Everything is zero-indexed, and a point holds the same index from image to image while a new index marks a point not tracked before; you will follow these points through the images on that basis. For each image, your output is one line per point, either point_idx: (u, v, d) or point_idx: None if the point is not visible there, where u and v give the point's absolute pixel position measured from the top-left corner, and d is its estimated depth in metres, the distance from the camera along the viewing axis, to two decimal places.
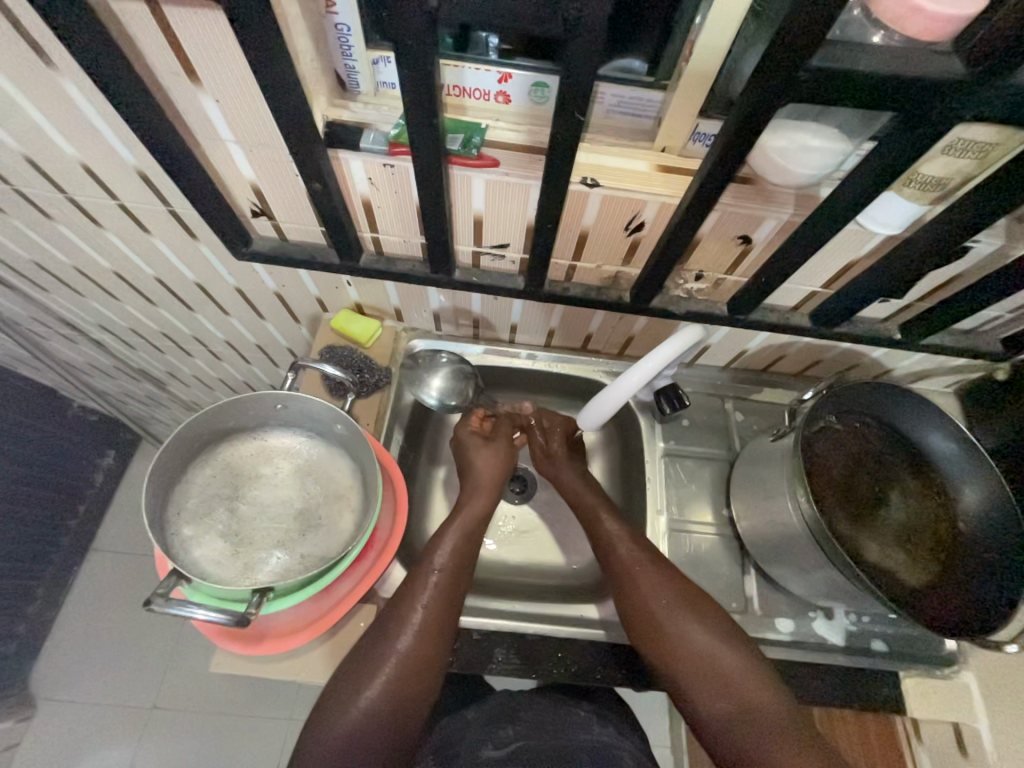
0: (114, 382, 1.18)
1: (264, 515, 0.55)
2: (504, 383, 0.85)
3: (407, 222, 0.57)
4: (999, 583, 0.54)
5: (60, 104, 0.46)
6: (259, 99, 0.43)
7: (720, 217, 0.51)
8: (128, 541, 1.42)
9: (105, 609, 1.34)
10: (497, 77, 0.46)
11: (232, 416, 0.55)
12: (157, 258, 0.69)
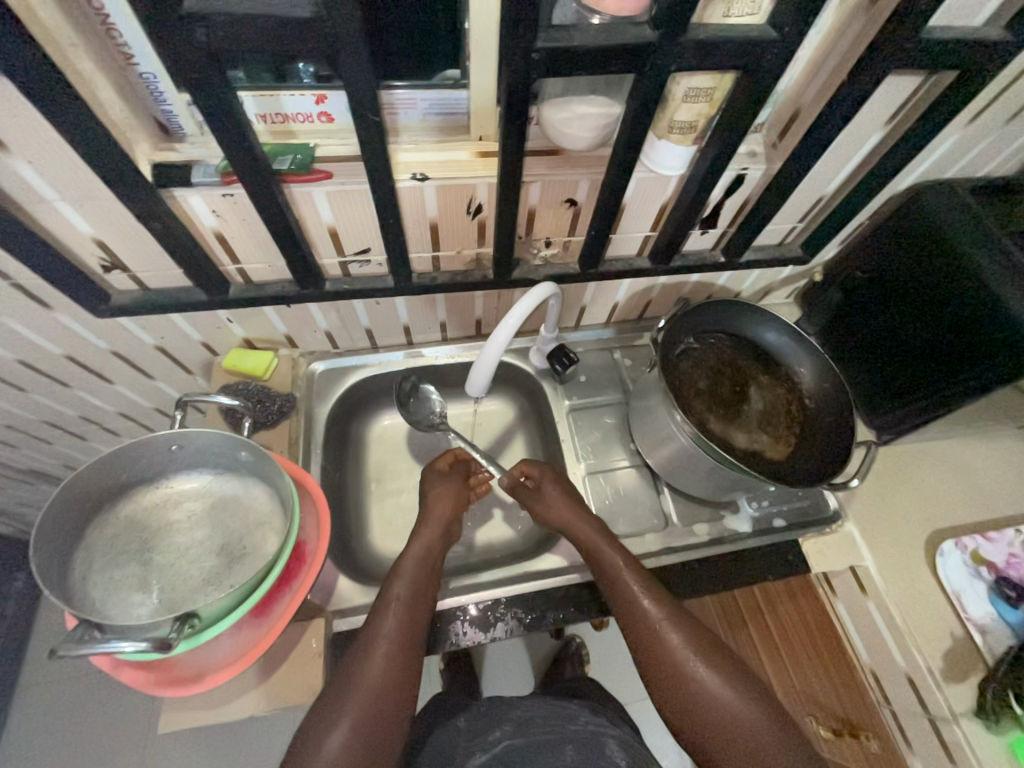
0: (4, 491, 1.08)
1: (181, 558, 0.55)
2: (413, 384, 0.88)
3: (267, 247, 0.60)
4: (842, 436, 0.65)
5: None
6: (75, 154, 0.45)
7: (542, 187, 0.59)
8: (60, 664, 1.27)
9: (45, 747, 1.19)
10: (313, 100, 0.50)
11: (123, 468, 0.54)
12: (12, 340, 0.66)
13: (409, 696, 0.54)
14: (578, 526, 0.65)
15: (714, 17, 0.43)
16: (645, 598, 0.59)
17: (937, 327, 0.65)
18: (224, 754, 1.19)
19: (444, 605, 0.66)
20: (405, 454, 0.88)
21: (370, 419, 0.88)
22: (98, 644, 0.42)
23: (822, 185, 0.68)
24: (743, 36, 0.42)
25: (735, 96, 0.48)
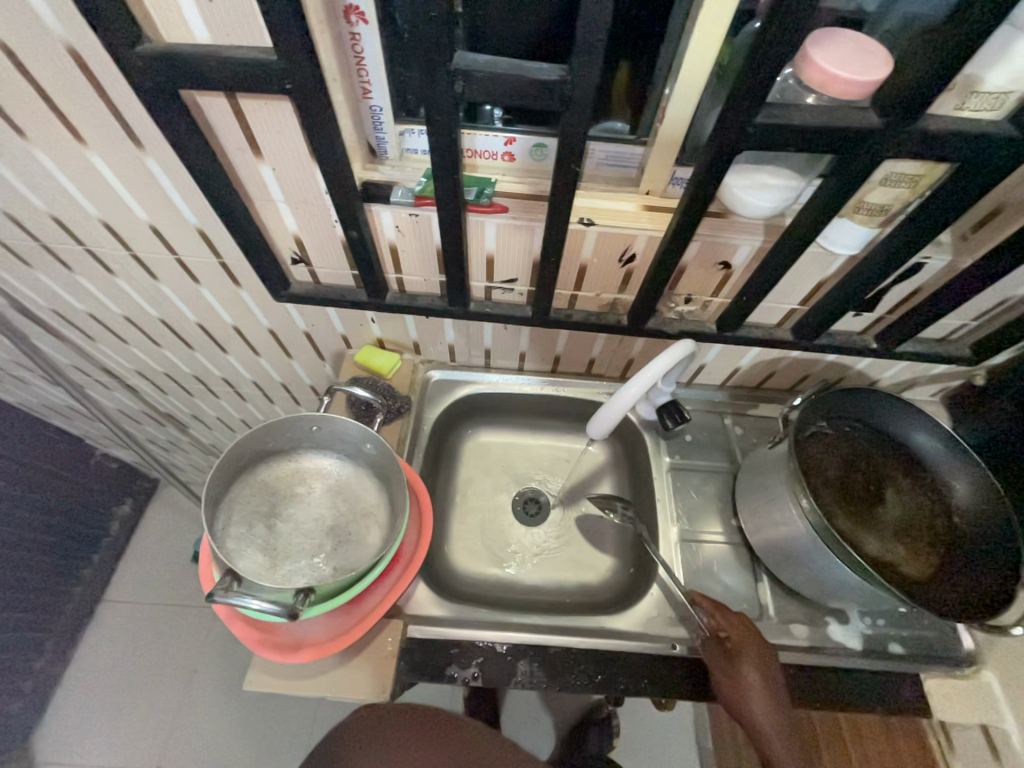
0: (142, 427, 1.24)
1: (299, 531, 0.59)
2: (514, 408, 0.90)
3: (429, 263, 0.65)
4: (1003, 572, 0.56)
5: (138, 174, 0.55)
6: (311, 166, 0.52)
7: (701, 246, 0.59)
8: (141, 589, 1.41)
9: (112, 663, 1.32)
10: (503, 140, 0.55)
11: (272, 438, 0.60)
12: (200, 304, 0.77)
13: None
14: (740, 673, 0.60)
15: (945, 108, 0.42)
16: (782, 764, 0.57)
17: None
18: (258, 718, 1.25)
19: (516, 640, 0.65)
20: (493, 475, 0.89)
21: (469, 433, 0.91)
22: (239, 596, 0.46)
23: (1013, 286, 0.61)
24: (977, 130, 0.40)
25: (948, 187, 0.46)
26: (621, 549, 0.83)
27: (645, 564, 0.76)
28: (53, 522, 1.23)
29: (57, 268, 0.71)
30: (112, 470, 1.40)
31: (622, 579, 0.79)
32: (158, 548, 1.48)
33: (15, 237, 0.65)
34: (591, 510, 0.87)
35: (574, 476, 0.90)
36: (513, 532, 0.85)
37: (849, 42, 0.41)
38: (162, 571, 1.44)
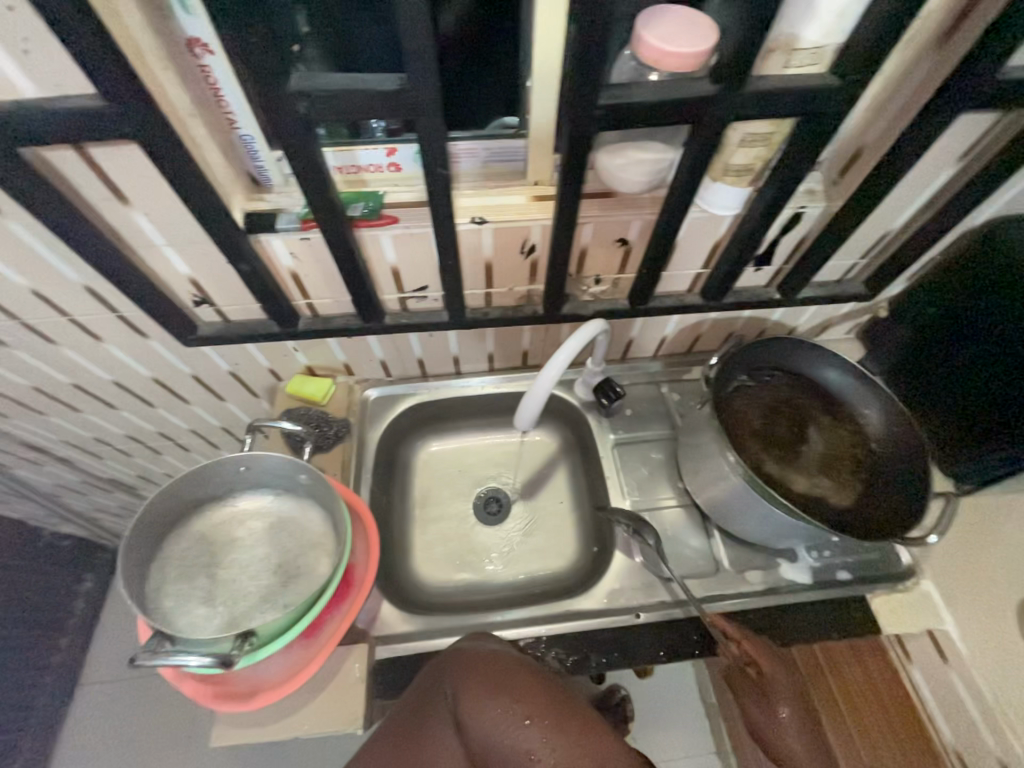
0: (86, 497, 1.18)
1: (241, 575, 0.58)
2: (459, 412, 0.91)
3: (334, 284, 0.65)
4: (915, 486, 0.60)
5: (4, 241, 0.53)
6: (184, 205, 0.51)
7: (595, 227, 0.61)
8: (117, 665, 1.34)
9: (98, 748, 1.25)
10: (386, 152, 0.54)
11: (199, 486, 0.59)
12: (111, 362, 0.74)
13: None
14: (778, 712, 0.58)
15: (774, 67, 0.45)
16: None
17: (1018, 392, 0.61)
18: None
19: None
20: (450, 482, 0.89)
21: (418, 445, 0.91)
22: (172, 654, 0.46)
23: (888, 219, 0.66)
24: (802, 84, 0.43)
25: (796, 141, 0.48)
26: (583, 531, 0.84)
27: (605, 540, 0.78)
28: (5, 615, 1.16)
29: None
30: (67, 547, 1.33)
31: (586, 559, 0.81)
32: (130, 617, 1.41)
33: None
34: (550, 498, 0.88)
35: (529, 466, 0.91)
36: (476, 534, 0.85)
37: (678, 17, 0.43)
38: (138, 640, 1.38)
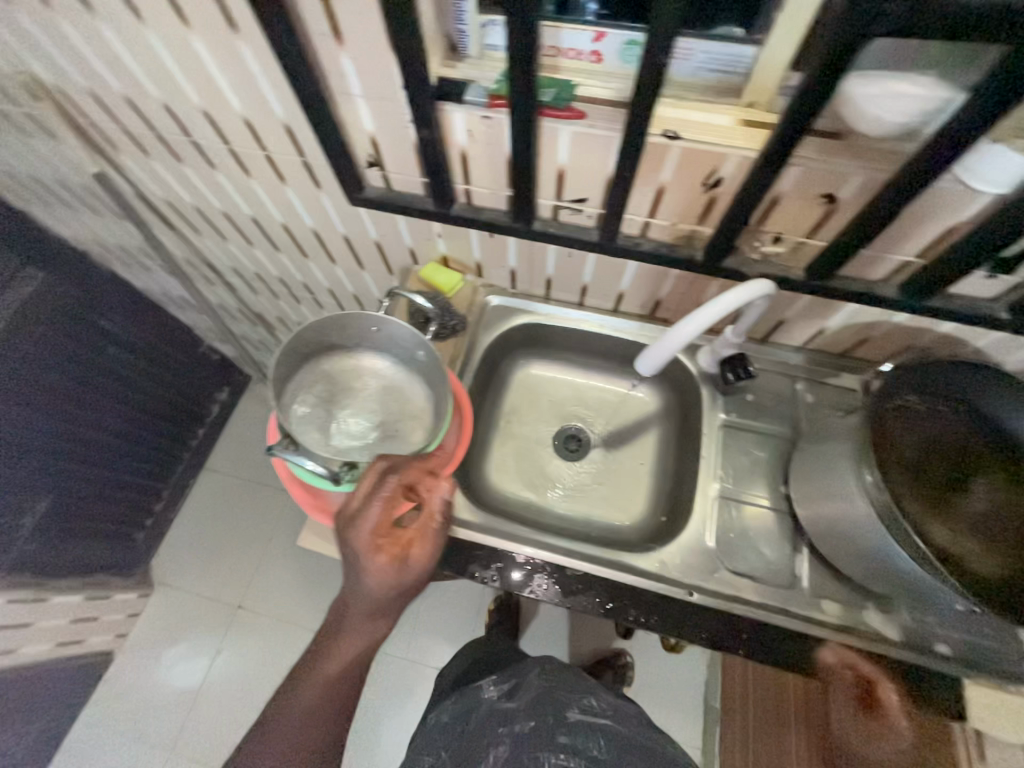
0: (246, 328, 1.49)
1: (354, 421, 0.65)
2: (511, 341, 0.89)
3: (498, 175, 0.63)
4: None
5: (274, 127, 0.65)
6: (389, 62, 0.52)
7: (802, 173, 0.51)
8: (200, 552, 1.68)
9: (206, 535, 1.71)
10: (591, 36, 0.51)
11: (334, 332, 0.66)
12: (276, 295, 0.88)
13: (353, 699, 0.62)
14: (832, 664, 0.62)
15: None
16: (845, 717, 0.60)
17: None
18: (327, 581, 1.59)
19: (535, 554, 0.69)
20: (541, 406, 0.91)
21: (515, 357, 0.92)
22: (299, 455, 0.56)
23: None
24: None
25: None
26: (655, 497, 0.83)
27: (677, 513, 0.76)
28: (200, 430, 1.73)
29: (136, 152, 0.79)
30: (218, 417, 1.79)
31: (652, 526, 0.80)
32: (193, 539, 1.70)
33: (66, 80, 0.67)
34: (629, 455, 0.87)
35: (620, 419, 0.90)
36: (552, 464, 0.87)
37: None
38: (214, 574, 1.65)
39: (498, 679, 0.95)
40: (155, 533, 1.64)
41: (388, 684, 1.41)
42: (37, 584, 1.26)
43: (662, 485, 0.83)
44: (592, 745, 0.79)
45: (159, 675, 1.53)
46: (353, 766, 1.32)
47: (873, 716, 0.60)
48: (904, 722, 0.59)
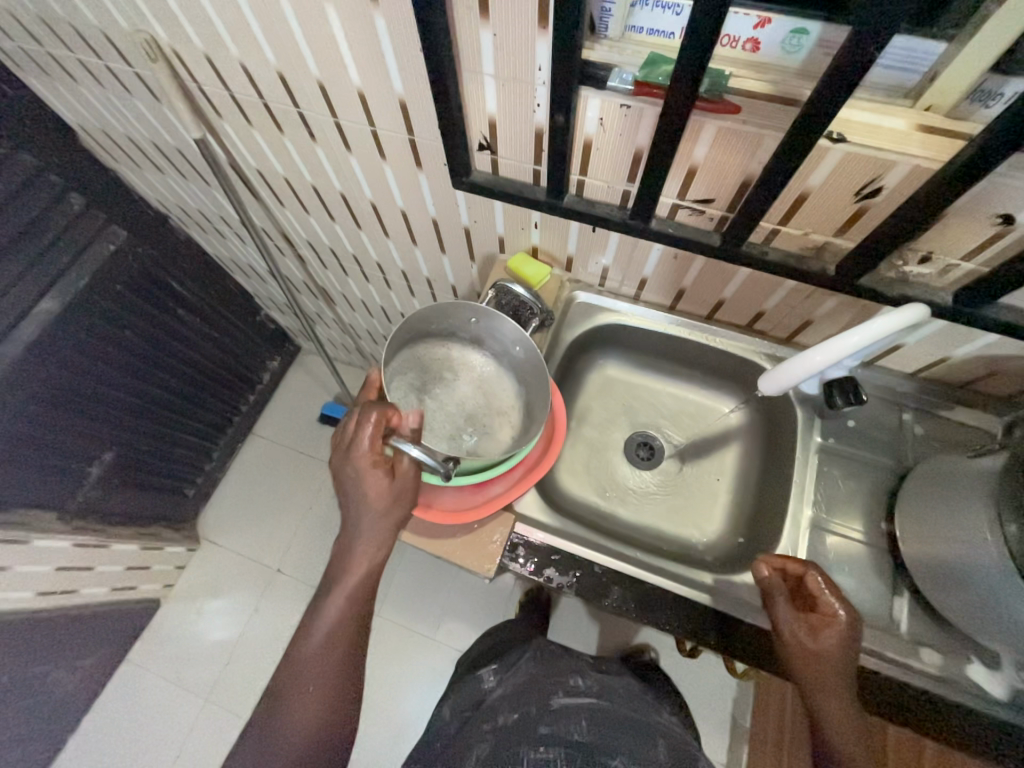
0: (306, 300, 1.50)
1: (446, 410, 0.68)
2: (592, 340, 0.86)
3: (621, 167, 0.59)
4: None
5: (387, 101, 0.63)
6: (535, 39, 0.49)
7: (984, 189, 0.46)
8: (244, 515, 1.74)
9: (250, 499, 1.76)
10: (754, 22, 0.43)
11: (439, 320, 0.69)
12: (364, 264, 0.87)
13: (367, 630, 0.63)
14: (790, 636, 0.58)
15: None
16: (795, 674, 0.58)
17: None
18: None
19: (613, 565, 0.67)
20: (616, 409, 0.88)
21: (593, 357, 0.89)
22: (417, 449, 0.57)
23: None
24: None
25: None
26: (732, 516, 0.79)
27: (760, 536, 0.73)
28: (250, 396, 1.77)
29: (239, 120, 0.79)
30: (267, 385, 1.82)
31: (728, 546, 0.77)
32: (238, 501, 1.75)
33: (186, 41, 0.66)
34: (706, 469, 0.84)
35: (699, 431, 0.86)
36: (625, 470, 0.85)
37: None
38: (256, 537, 1.71)
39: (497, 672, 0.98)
40: (203, 492, 1.70)
41: (414, 663, 1.44)
42: (100, 531, 1.32)
43: (742, 505, 0.79)
44: (576, 726, 0.80)
45: (198, 628, 1.60)
46: (380, 738, 1.36)
47: (813, 609, 0.58)
48: (837, 604, 0.57)
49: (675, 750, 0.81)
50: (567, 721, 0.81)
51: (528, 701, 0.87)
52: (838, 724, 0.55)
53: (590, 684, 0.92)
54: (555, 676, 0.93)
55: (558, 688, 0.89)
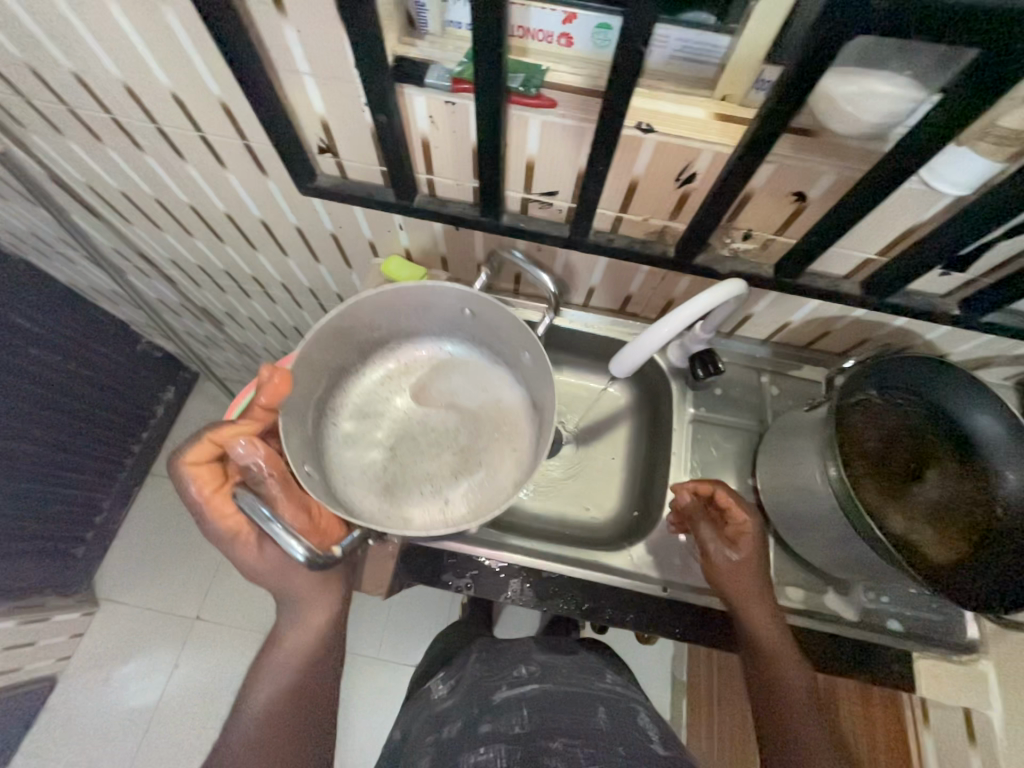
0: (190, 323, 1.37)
1: (440, 437, 0.71)
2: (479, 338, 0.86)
3: (464, 165, 0.59)
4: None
5: (207, 104, 0.58)
6: (339, 39, 0.47)
7: (775, 171, 0.51)
8: (149, 564, 1.57)
9: (154, 545, 1.60)
10: (562, 17, 0.45)
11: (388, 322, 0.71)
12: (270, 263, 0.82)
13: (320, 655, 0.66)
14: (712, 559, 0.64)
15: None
16: (730, 593, 0.63)
17: None
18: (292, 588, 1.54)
19: (510, 559, 0.68)
20: None
21: None
22: (278, 531, 0.54)
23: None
24: None
25: None
26: (627, 492, 0.83)
27: (649, 508, 0.77)
28: (144, 434, 1.59)
29: (47, 129, 0.69)
30: (163, 420, 1.64)
31: (624, 520, 0.80)
32: (141, 550, 1.59)
33: None
34: (601, 451, 0.87)
35: (592, 414, 0.89)
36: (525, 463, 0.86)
37: None
38: (165, 586, 1.55)
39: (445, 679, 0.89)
40: (97, 548, 1.51)
41: (359, 687, 1.38)
42: None
43: (635, 480, 0.83)
44: (516, 718, 0.72)
45: (108, 698, 1.43)
46: None
47: (728, 522, 0.65)
48: (743, 514, 0.63)
49: (616, 712, 0.75)
50: (508, 714, 0.73)
51: (462, 713, 0.78)
52: (762, 622, 0.61)
53: (533, 670, 0.82)
54: (498, 672, 0.84)
55: (501, 682, 0.81)
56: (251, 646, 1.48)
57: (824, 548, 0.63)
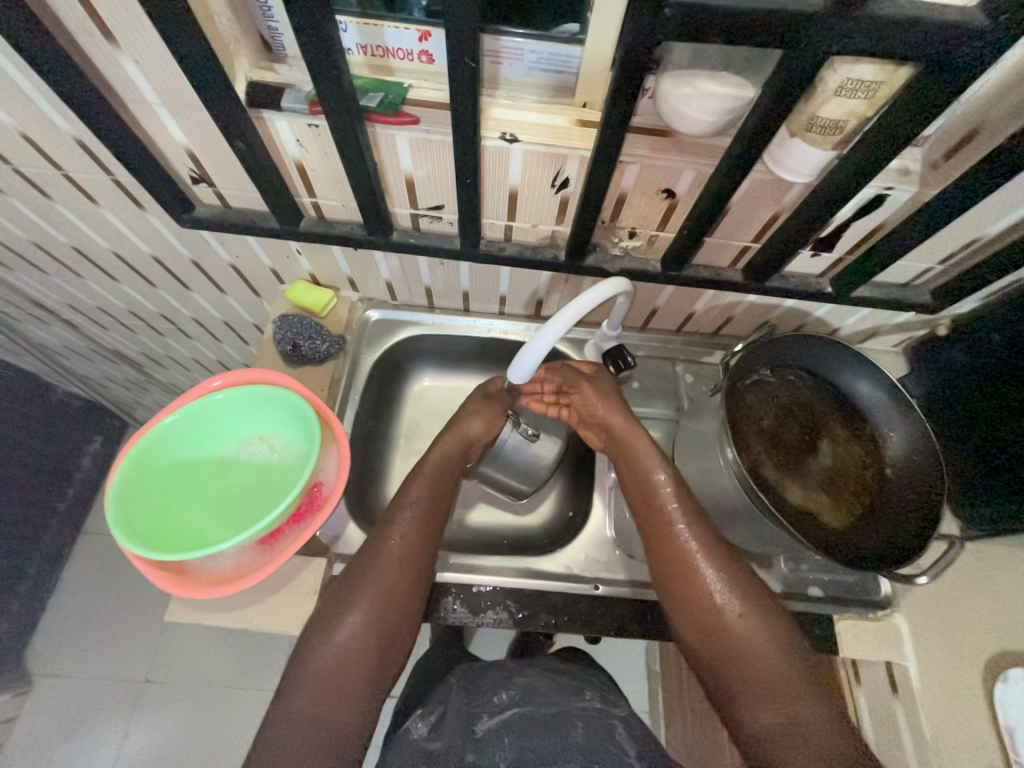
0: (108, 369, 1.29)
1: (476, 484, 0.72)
2: (400, 355, 0.85)
3: (343, 185, 0.58)
4: (910, 531, 0.55)
5: (60, 140, 0.55)
6: (177, 69, 0.45)
7: (639, 170, 0.53)
8: (86, 631, 1.45)
9: (92, 610, 1.48)
10: (417, 36, 0.45)
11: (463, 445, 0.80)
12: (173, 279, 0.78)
13: (421, 578, 0.61)
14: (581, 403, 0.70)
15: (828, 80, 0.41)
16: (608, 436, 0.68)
17: (958, 445, 0.64)
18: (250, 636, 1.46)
19: (441, 576, 0.67)
20: (440, 418, 0.88)
21: (408, 372, 0.88)
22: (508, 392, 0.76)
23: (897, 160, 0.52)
24: (869, 88, 0.40)
25: (873, 134, 0.42)
26: (561, 493, 0.84)
27: (582, 509, 0.78)
28: (69, 490, 1.48)
29: None
30: (91, 472, 1.53)
31: (561, 522, 0.82)
32: (77, 617, 1.47)
33: None
34: None
35: None
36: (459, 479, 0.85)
37: None
38: (108, 653, 1.43)
39: (423, 712, 0.80)
40: (25, 621, 1.39)
41: None
42: None
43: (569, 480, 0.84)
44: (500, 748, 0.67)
45: None
46: None
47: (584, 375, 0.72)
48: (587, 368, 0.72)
49: (592, 726, 0.71)
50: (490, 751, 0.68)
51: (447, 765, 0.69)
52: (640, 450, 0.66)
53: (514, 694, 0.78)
54: (474, 696, 0.79)
55: (482, 709, 0.75)
56: (209, 703, 1.38)
57: (741, 525, 0.65)
